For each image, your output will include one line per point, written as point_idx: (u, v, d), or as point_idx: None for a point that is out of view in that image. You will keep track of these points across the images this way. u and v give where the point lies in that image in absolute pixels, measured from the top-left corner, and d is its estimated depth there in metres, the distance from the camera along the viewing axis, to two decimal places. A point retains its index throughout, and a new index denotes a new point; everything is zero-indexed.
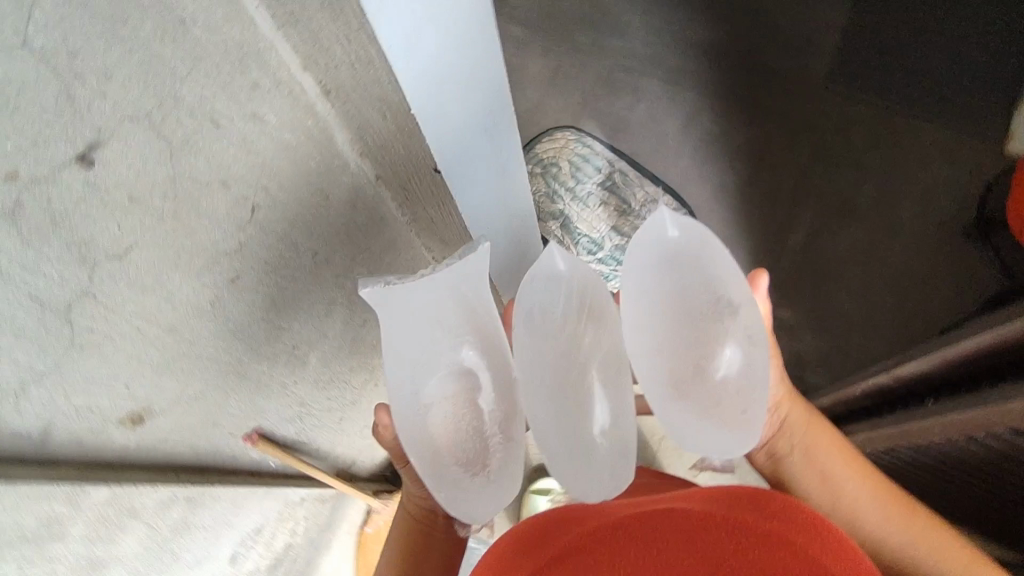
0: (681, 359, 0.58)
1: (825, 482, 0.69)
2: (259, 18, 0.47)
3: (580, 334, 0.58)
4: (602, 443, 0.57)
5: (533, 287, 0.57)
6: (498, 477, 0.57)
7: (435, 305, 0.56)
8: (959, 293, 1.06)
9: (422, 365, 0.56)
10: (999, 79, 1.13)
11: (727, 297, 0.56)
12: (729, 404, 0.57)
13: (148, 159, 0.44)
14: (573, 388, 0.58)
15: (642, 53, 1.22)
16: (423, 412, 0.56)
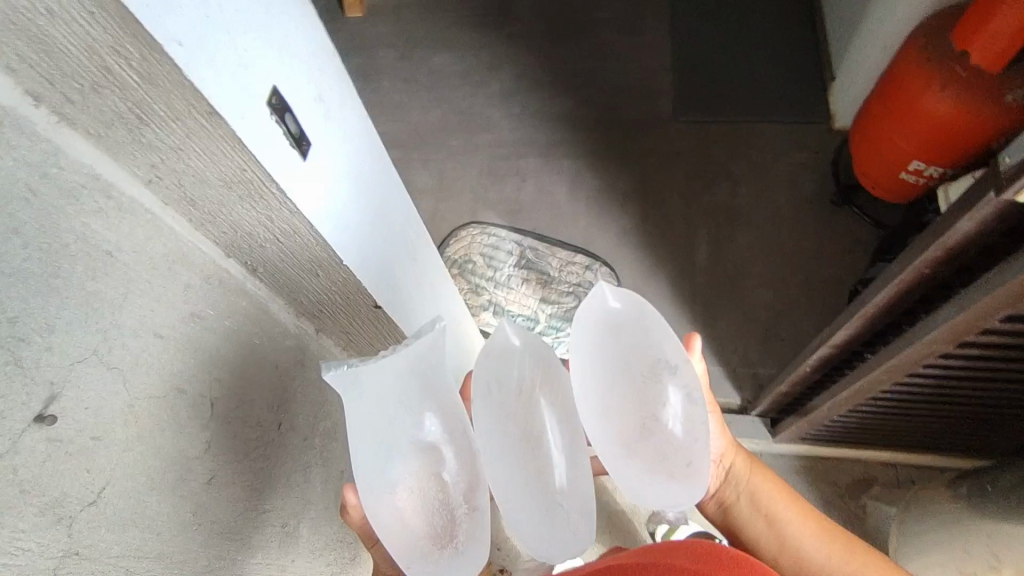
0: (624, 427, 0.56)
1: (773, 525, 0.62)
2: (178, 226, 0.50)
3: (537, 404, 0.55)
4: (567, 499, 0.54)
5: (486, 362, 0.56)
6: (467, 550, 0.53)
7: (394, 384, 0.52)
8: (851, 252, 1.18)
9: (383, 445, 0.51)
10: (801, 73, 1.34)
11: (663, 358, 0.57)
12: (675, 458, 0.56)
13: (103, 394, 0.41)
14: (532, 460, 0.54)
15: (510, 139, 1.34)
16: (387, 493, 0.51)
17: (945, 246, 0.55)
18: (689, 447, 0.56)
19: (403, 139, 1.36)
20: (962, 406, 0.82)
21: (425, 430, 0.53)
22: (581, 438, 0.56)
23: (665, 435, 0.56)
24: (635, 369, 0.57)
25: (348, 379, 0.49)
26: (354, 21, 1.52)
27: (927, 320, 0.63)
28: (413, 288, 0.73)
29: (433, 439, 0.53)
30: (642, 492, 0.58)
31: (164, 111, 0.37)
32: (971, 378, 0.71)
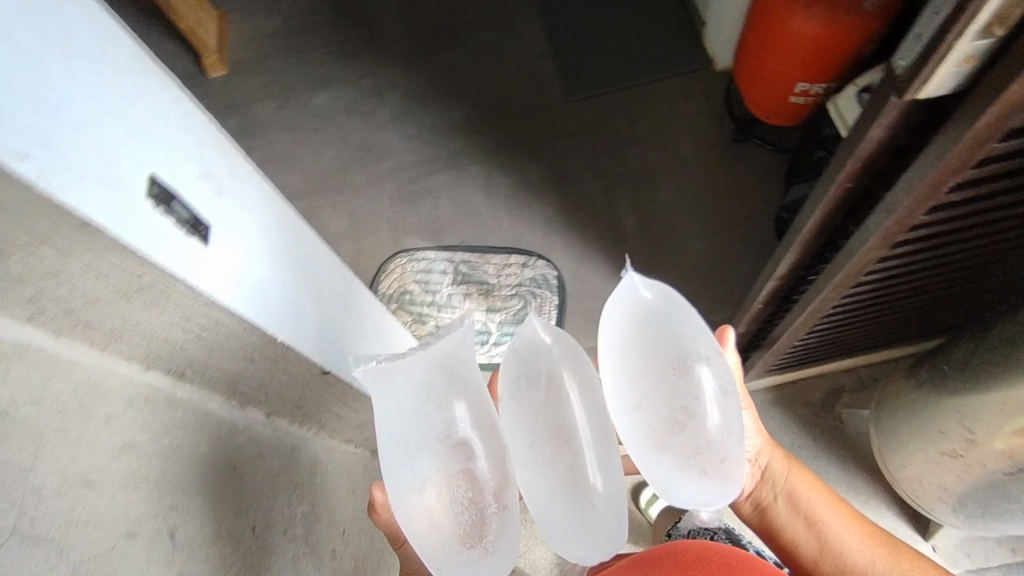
0: (656, 422, 0.54)
1: (816, 529, 0.65)
2: (82, 354, 0.43)
3: (563, 397, 0.52)
4: (601, 491, 0.51)
5: (517, 357, 0.55)
6: (498, 551, 0.50)
7: (420, 382, 0.51)
8: (764, 183, 1.22)
9: (408, 442, 0.50)
10: (675, 28, 1.37)
11: (694, 350, 0.55)
12: (708, 453, 0.53)
13: (37, 572, 0.35)
14: (562, 458, 0.51)
15: (414, 159, 1.30)
16: (414, 491, 0.49)
17: (860, 155, 0.56)
18: (724, 434, 0.54)
19: (303, 188, 1.30)
20: (903, 297, 0.86)
21: (456, 424, 0.51)
22: (612, 435, 0.53)
23: (701, 425, 0.53)
24: (668, 358, 0.55)
25: (373, 375, 0.49)
26: (215, 81, 1.43)
27: (860, 231, 0.65)
28: (357, 340, 0.69)
29: (461, 433, 0.51)
30: (671, 487, 0.55)
31: (27, 238, 0.32)
32: (913, 268, 0.74)
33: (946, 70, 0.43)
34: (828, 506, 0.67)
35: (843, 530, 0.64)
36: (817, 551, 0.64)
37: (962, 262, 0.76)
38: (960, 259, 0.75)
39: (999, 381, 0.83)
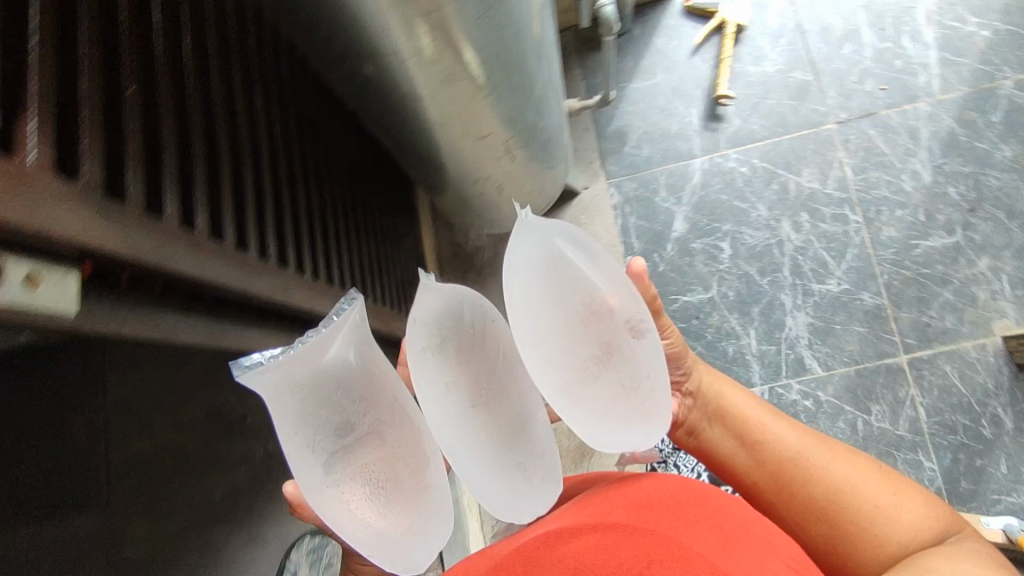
0: (576, 369, 0.50)
1: (751, 444, 0.63)
2: None
3: (470, 351, 0.51)
4: (527, 425, 0.52)
5: (430, 330, 0.50)
6: (431, 530, 0.49)
7: (307, 378, 0.46)
8: None
9: (313, 436, 0.46)
10: None
11: (605, 299, 0.50)
12: (638, 394, 0.51)
13: None
14: (477, 425, 0.51)
15: None
16: (327, 483, 0.47)
17: (177, 329, 0.41)
18: (651, 362, 0.51)
19: None
20: (340, 224, 0.68)
21: (363, 408, 0.48)
22: (502, 388, 0.52)
23: (639, 359, 0.51)
24: (582, 306, 0.50)
25: (261, 378, 0.44)
26: None
27: (286, 302, 0.52)
28: None
29: (363, 427, 0.48)
30: (601, 439, 0.51)
31: None
32: (297, 239, 0.56)
33: (58, 299, 0.31)
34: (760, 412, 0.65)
35: (787, 438, 0.62)
36: (761, 462, 0.62)
37: (303, 181, 0.58)
38: (297, 182, 0.57)
39: (438, 152, 0.71)
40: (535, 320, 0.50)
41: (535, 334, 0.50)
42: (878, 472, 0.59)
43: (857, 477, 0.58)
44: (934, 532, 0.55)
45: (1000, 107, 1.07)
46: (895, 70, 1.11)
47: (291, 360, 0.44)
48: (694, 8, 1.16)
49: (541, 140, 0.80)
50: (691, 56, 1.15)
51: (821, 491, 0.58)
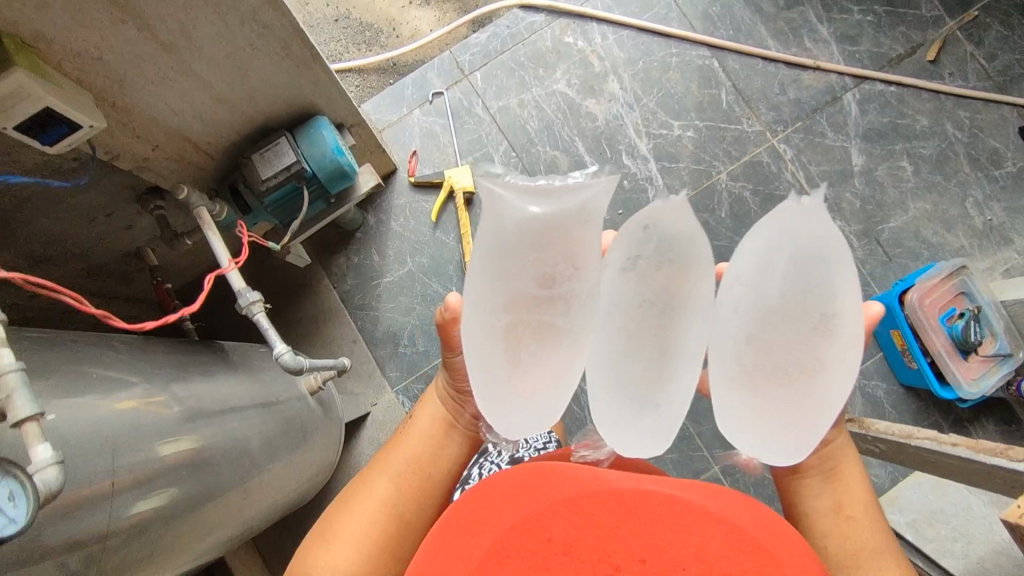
0: (760, 360, 0.52)
1: (844, 517, 0.55)
2: None
3: (681, 273, 0.53)
4: (695, 344, 0.54)
5: (651, 230, 0.53)
6: (532, 417, 0.54)
7: (535, 223, 0.51)
8: None
9: (517, 258, 0.51)
10: None
11: (837, 321, 0.51)
12: (810, 403, 0.52)
13: None
14: (628, 334, 0.54)
15: None
16: (497, 311, 0.52)
17: None
18: (829, 402, 0.52)
19: None
20: None
21: (573, 270, 0.52)
22: (671, 318, 0.54)
23: (823, 391, 0.52)
24: (817, 316, 0.51)
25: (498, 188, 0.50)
26: None
27: None
28: None
29: (556, 289, 0.51)
30: (733, 419, 0.54)
31: None
32: None
33: None
34: (866, 500, 0.56)
35: (884, 545, 0.53)
36: (850, 544, 0.53)
37: None
38: None
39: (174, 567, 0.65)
40: (758, 290, 0.52)
41: (746, 301, 0.53)
42: None
43: None
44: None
45: (724, 203, 1.12)
46: (625, 191, 1.13)
47: (530, 193, 0.50)
48: (419, 182, 1.12)
49: (268, 464, 0.75)
50: (434, 231, 1.12)
51: None
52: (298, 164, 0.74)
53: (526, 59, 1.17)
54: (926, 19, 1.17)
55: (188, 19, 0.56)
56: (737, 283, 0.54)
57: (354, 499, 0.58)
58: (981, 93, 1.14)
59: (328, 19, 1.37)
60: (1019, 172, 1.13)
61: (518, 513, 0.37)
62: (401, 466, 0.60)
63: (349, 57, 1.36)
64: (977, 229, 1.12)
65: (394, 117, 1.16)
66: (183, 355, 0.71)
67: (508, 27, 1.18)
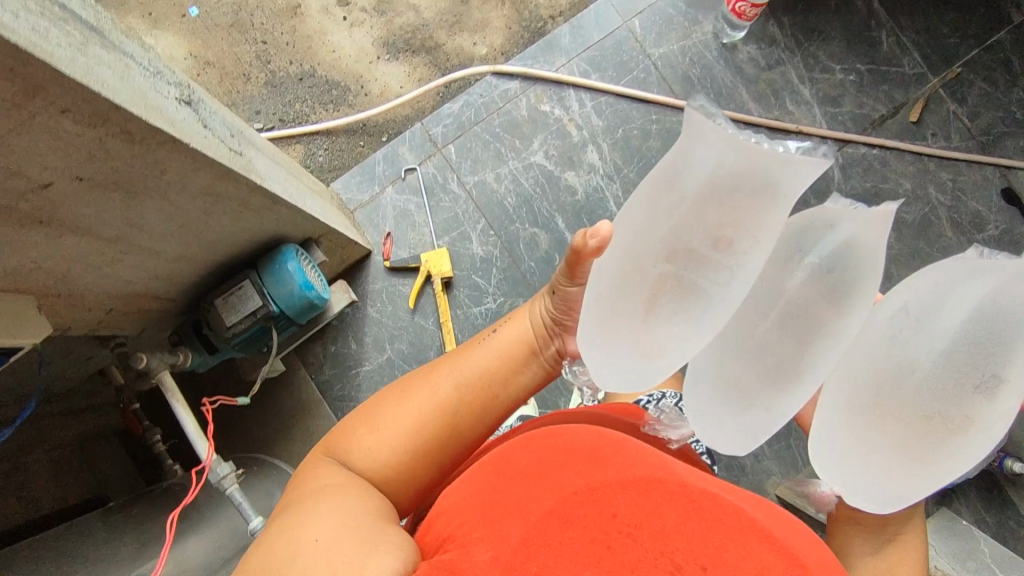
0: (899, 401, 0.52)
1: None
2: None
3: (858, 265, 0.52)
4: (838, 332, 0.54)
5: (841, 228, 0.51)
6: (624, 371, 0.57)
7: (732, 177, 0.47)
8: None
9: (689, 206, 0.49)
10: None
11: (999, 389, 0.49)
12: (935, 447, 0.51)
13: None
14: (762, 313, 0.54)
15: None
16: (644, 250, 0.51)
17: None
18: (954, 465, 0.52)
19: None
20: None
21: (738, 241, 0.50)
22: (828, 302, 0.53)
23: (959, 451, 0.51)
24: (985, 377, 0.49)
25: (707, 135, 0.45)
26: None
27: None
28: None
29: (712, 254, 0.50)
30: (834, 422, 0.55)
31: None
32: None
33: None
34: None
35: None
36: None
37: None
38: None
39: None
40: (927, 327, 0.51)
41: (913, 333, 0.52)
42: None
43: None
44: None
45: None
46: None
47: (749, 148, 0.44)
48: (395, 266, 1.08)
49: None
50: (412, 316, 1.08)
51: None
52: (264, 308, 0.72)
53: (501, 129, 1.12)
54: (909, 77, 1.15)
55: (135, 214, 0.52)
56: (907, 311, 0.53)
57: (420, 393, 0.65)
58: (963, 154, 1.13)
59: (292, 78, 1.31)
60: (1002, 234, 1.13)
61: (585, 480, 0.47)
62: (471, 377, 0.67)
63: (316, 118, 1.30)
64: None
65: (366, 196, 1.11)
66: (155, 525, 0.70)
67: (481, 95, 1.13)
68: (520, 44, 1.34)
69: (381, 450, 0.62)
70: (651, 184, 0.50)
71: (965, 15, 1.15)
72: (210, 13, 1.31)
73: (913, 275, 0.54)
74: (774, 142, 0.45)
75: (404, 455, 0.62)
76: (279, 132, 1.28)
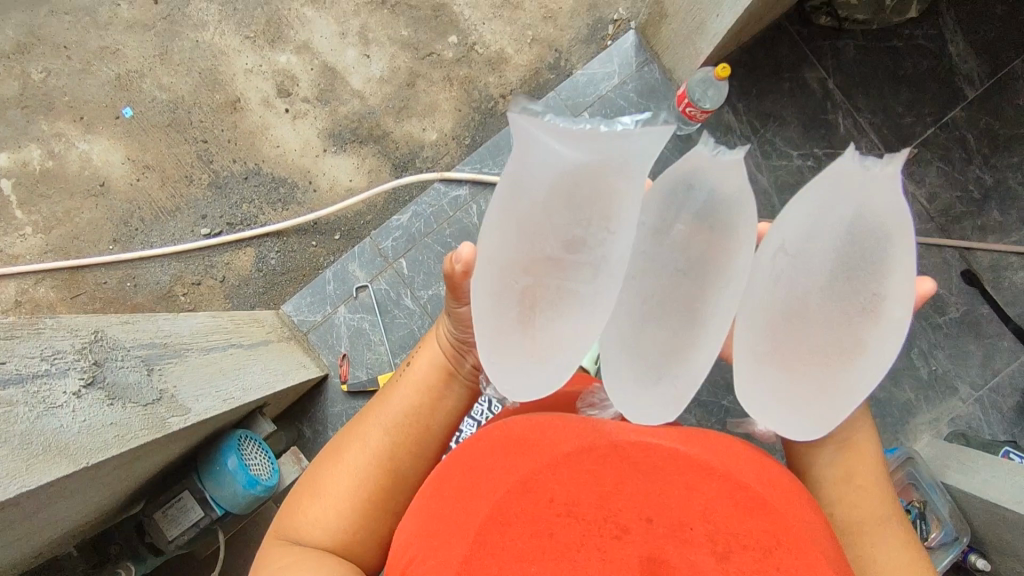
0: (798, 337, 0.55)
1: (854, 486, 0.64)
2: None
3: (718, 231, 0.56)
4: (728, 286, 0.57)
5: (692, 194, 0.56)
6: (530, 373, 0.55)
7: (575, 165, 0.51)
8: None
9: (550, 201, 0.52)
10: None
11: (882, 300, 0.54)
12: (836, 374, 0.55)
13: None
14: (652, 294, 0.56)
15: None
16: (518, 254, 0.53)
17: None
18: (861, 385, 0.55)
19: None
20: None
21: (605, 228, 0.53)
22: (704, 271, 0.56)
23: (860, 371, 0.55)
24: (866, 299, 0.54)
25: (539, 131, 0.50)
26: None
27: None
28: None
29: (583, 246, 0.53)
30: (751, 371, 0.57)
31: None
32: None
33: None
34: (871, 466, 0.66)
35: (888, 514, 0.63)
36: (860, 520, 0.63)
37: None
38: None
39: None
40: (803, 260, 0.56)
41: (791, 269, 0.56)
42: None
43: None
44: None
45: None
46: None
47: (576, 136, 0.50)
48: (353, 389, 1.05)
49: None
50: None
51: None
52: (206, 517, 0.74)
53: (453, 239, 1.09)
54: (868, 159, 1.13)
55: (42, 509, 0.50)
56: (787, 249, 0.56)
57: (351, 451, 0.67)
58: (922, 238, 1.13)
59: (236, 178, 1.26)
60: (963, 317, 1.13)
61: (516, 474, 0.41)
62: (396, 416, 0.69)
63: (264, 219, 1.26)
64: (922, 380, 1.13)
65: (320, 317, 1.08)
66: None
67: (431, 204, 1.10)
68: (471, 127, 1.29)
69: (329, 519, 0.63)
70: (505, 191, 0.53)
71: (919, 92, 1.13)
72: (146, 113, 1.26)
73: (784, 212, 0.58)
74: (607, 126, 0.51)
75: (348, 514, 0.64)
76: (228, 237, 1.24)
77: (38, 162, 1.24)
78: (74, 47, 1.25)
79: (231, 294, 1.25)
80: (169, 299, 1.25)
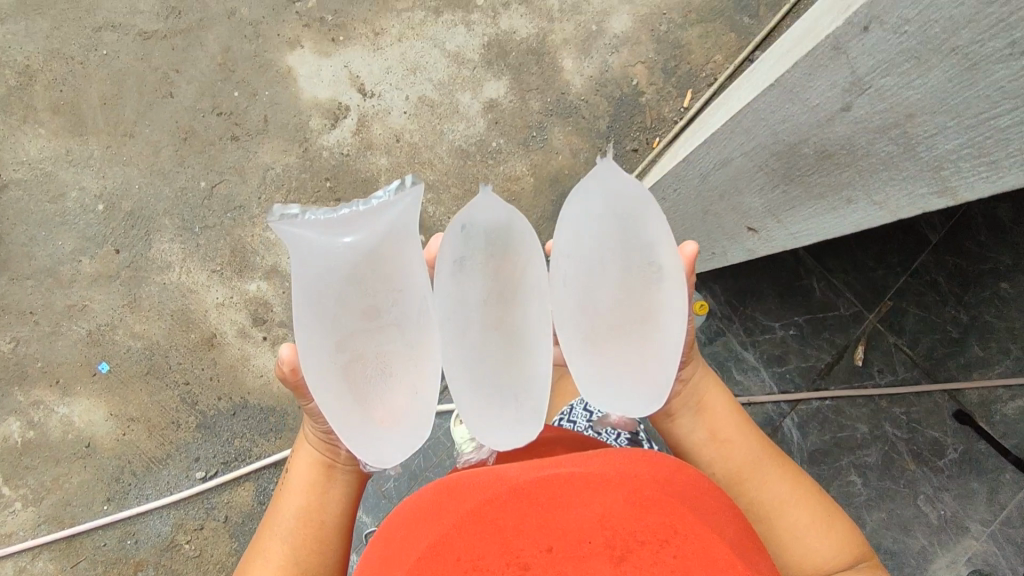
0: (604, 329, 0.64)
1: (719, 441, 0.75)
2: None
3: (504, 260, 0.63)
4: (529, 308, 0.64)
5: (466, 228, 0.61)
6: (388, 434, 0.63)
7: (348, 252, 0.60)
8: None
9: (338, 291, 0.60)
10: None
11: (655, 267, 0.62)
12: (645, 348, 0.64)
13: None
14: (469, 335, 0.63)
15: None
16: (330, 343, 0.61)
17: None
18: (670, 345, 0.64)
19: None
20: None
21: (399, 289, 0.62)
22: (504, 301, 0.63)
23: (663, 337, 0.64)
24: (640, 271, 0.62)
25: (295, 230, 0.59)
26: None
27: None
28: None
29: (382, 310, 0.61)
30: (586, 369, 0.66)
31: None
32: None
33: None
34: (729, 416, 0.76)
35: (756, 450, 0.74)
36: (734, 468, 0.73)
37: None
38: None
39: None
40: (585, 266, 0.64)
41: (574, 275, 0.64)
42: (824, 505, 0.72)
43: (806, 507, 0.71)
44: (855, 552, 0.69)
45: None
46: None
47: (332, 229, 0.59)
48: None
49: None
50: None
51: (772, 517, 0.70)
52: None
53: None
54: (846, 318, 1.17)
55: None
56: (566, 259, 0.64)
57: (257, 565, 0.67)
58: (911, 388, 1.15)
59: (223, 415, 1.23)
60: (962, 457, 1.14)
61: (426, 542, 0.42)
62: (289, 519, 0.69)
63: (258, 450, 1.22)
64: (933, 525, 1.13)
65: None
66: None
67: None
68: None
69: None
70: (299, 292, 0.60)
71: (886, 245, 1.16)
72: (122, 364, 1.24)
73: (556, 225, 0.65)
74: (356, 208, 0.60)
75: None
76: (225, 478, 1.21)
77: (19, 434, 1.22)
78: (41, 312, 1.24)
79: (237, 533, 1.21)
80: (173, 548, 1.21)
